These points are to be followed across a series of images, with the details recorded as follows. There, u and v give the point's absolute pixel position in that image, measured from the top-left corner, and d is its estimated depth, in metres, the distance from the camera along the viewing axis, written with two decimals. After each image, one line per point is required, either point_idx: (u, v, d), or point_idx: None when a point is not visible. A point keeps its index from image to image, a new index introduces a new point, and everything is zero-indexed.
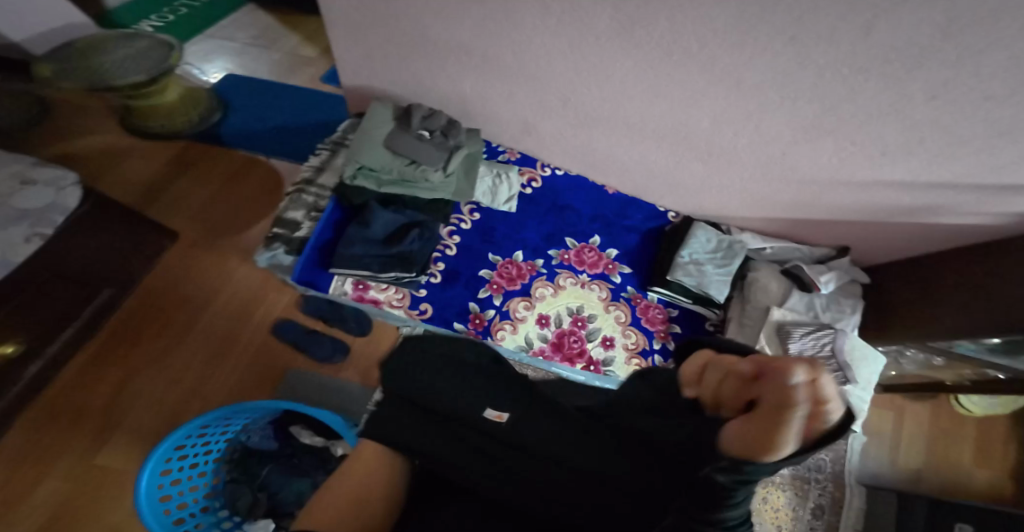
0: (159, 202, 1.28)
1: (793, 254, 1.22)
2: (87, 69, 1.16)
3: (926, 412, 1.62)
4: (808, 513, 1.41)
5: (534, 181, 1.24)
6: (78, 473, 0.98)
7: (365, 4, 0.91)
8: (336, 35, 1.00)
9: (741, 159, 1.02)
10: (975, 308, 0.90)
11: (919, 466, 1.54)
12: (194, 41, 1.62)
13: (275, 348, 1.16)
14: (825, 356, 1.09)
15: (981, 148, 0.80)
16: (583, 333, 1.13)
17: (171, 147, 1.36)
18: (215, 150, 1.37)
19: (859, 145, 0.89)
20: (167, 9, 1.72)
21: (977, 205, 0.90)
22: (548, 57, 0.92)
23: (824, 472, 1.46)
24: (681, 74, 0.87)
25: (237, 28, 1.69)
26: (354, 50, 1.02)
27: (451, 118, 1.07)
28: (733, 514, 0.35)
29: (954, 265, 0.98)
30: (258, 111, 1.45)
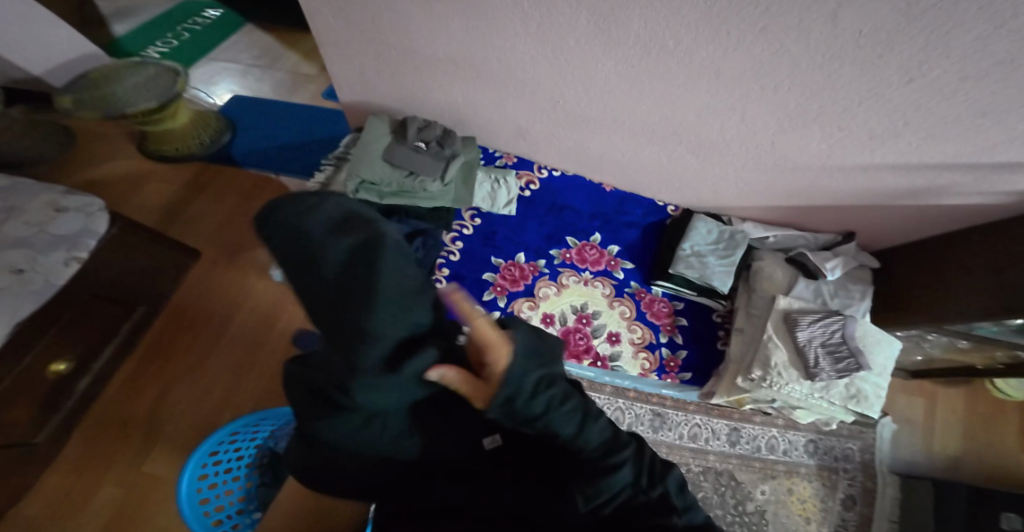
0: (180, 221, 1.36)
1: (797, 242, 1.22)
2: (103, 99, 1.24)
3: (959, 397, 1.56)
4: (838, 505, 1.38)
5: (532, 184, 1.28)
6: (128, 480, 1.07)
7: (353, 25, 0.95)
8: (329, 55, 1.04)
9: (732, 150, 1.02)
10: (985, 290, 0.89)
11: (956, 452, 1.49)
12: (200, 66, 1.71)
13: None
14: (836, 343, 1.08)
15: (968, 129, 0.80)
16: (588, 330, 1.16)
17: (187, 168, 1.44)
18: (228, 170, 1.45)
19: (846, 131, 0.88)
20: (171, 34, 1.80)
21: (976, 185, 0.89)
22: (532, 62, 0.95)
23: (852, 462, 1.43)
24: (661, 70, 0.88)
25: (239, 51, 1.77)
26: (347, 69, 1.07)
27: (446, 128, 1.11)
28: (597, 454, 0.53)
29: (965, 245, 0.96)
30: (266, 130, 1.53)
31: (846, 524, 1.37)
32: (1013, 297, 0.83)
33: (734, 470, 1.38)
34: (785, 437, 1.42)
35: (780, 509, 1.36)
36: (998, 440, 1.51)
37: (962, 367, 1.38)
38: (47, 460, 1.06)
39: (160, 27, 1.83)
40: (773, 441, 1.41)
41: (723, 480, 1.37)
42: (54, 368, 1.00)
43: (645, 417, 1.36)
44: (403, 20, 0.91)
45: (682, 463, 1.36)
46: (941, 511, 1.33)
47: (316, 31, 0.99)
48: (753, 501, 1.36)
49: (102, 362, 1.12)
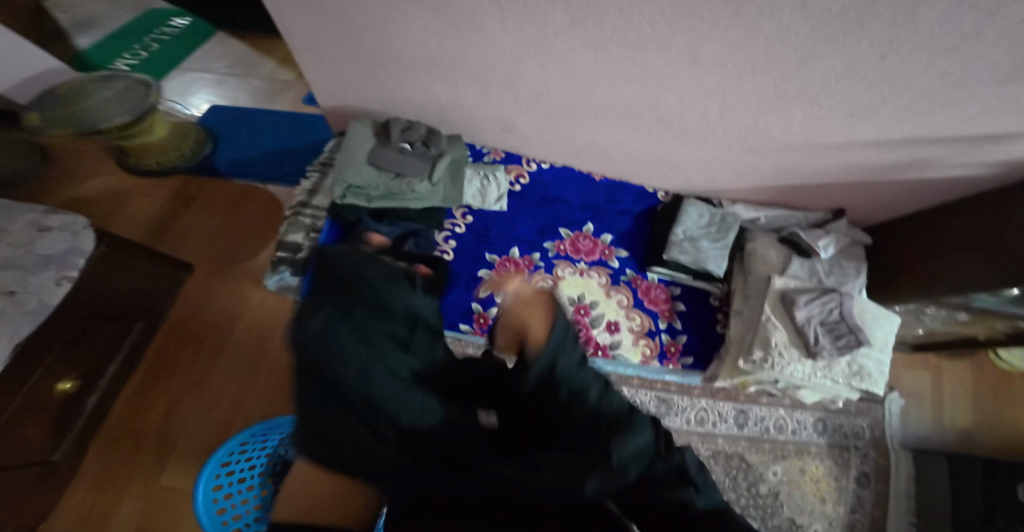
0: (171, 236, 1.37)
1: (789, 222, 1.21)
2: (74, 112, 1.21)
3: (965, 370, 1.54)
4: (852, 482, 1.38)
5: (522, 177, 1.28)
6: (149, 494, 1.10)
7: (326, 28, 0.94)
8: (304, 61, 1.03)
9: (716, 134, 1.01)
10: (977, 261, 0.89)
11: (967, 426, 1.48)
12: (174, 76, 1.70)
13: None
14: (835, 321, 1.07)
15: (945, 102, 0.79)
16: (587, 321, 1.16)
17: (173, 182, 1.45)
18: (215, 182, 1.46)
19: (827, 109, 0.87)
20: (138, 45, 1.78)
21: (958, 156, 0.90)
22: (512, 56, 0.94)
23: (863, 439, 1.42)
24: (640, 57, 0.87)
25: (213, 58, 1.75)
26: (323, 73, 1.06)
27: (430, 127, 1.10)
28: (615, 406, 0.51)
29: (962, 216, 0.95)
30: (248, 139, 1.52)
31: (862, 501, 1.36)
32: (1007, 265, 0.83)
33: (744, 452, 1.37)
34: (794, 417, 1.41)
35: (794, 490, 1.35)
36: (1010, 412, 1.50)
37: (965, 339, 1.37)
38: (67, 477, 1.09)
39: (128, 38, 1.81)
40: (781, 422, 1.40)
41: (733, 462, 1.36)
42: (60, 387, 1.00)
43: (650, 404, 1.36)
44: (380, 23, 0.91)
45: (692, 448, 1.35)
46: (954, 483, 1.33)
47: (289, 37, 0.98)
48: (765, 483, 1.35)
49: (107, 379, 1.13)
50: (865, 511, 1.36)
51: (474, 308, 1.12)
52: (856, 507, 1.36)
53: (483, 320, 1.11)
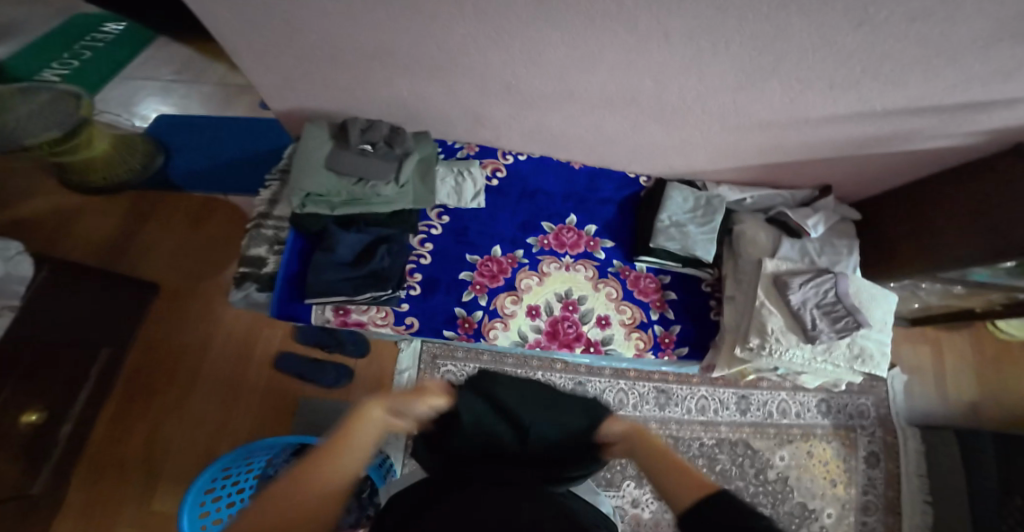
0: (127, 256, 1.26)
1: (775, 201, 1.17)
2: None
3: (965, 341, 1.50)
4: (862, 463, 1.34)
5: (499, 171, 1.22)
6: (139, 523, 1.07)
7: (259, 28, 0.84)
8: (244, 64, 0.94)
9: (695, 114, 0.97)
10: (976, 235, 0.86)
11: (972, 398, 1.45)
12: (113, 85, 1.43)
13: (281, 382, 1.23)
14: (831, 304, 1.04)
15: (925, 70, 0.75)
16: (576, 317, 1.13)
17: (118, 202, 1.31)
18: (167, 195, 1.33)
19: (806, 82, 0.82)
20: (67, 53, 1.46)
21: (944, 126, 0.86)
22: (474, 44, 0.87)
23: (869, 417, 1.38)
24: (608, 36, 0.81)
25: (156, 65, 1.47)
26: (269, 76, 0.97)
27: (393, 125, 1.04)
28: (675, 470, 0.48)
29: (957, 188, 0.91)
30: (204, 148, 1.36)
31: (873, 482, 1.33)
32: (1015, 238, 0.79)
33: (749, 438, 1.32)
34: (796, 399, 1.37)
35: (804, 474, 1.31)
36: (1011, 380, 1.47)
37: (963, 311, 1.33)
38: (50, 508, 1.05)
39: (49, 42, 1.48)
40: (783, 404, 1.36)
41: (739, 449, 1.31)
42: (26, 419, 0.94)
43: (649, 395, 1.32)
44: (322, 27, 0.83)
45: (694, 436, 1.30)
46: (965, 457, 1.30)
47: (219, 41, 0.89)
48: (773, 469, 1.31)
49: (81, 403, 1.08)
50: (877, 492, 1.33)
51: (457, 313, 1.08)
52: (868, 488, 1.33)
53: (468, 324, 1.08)
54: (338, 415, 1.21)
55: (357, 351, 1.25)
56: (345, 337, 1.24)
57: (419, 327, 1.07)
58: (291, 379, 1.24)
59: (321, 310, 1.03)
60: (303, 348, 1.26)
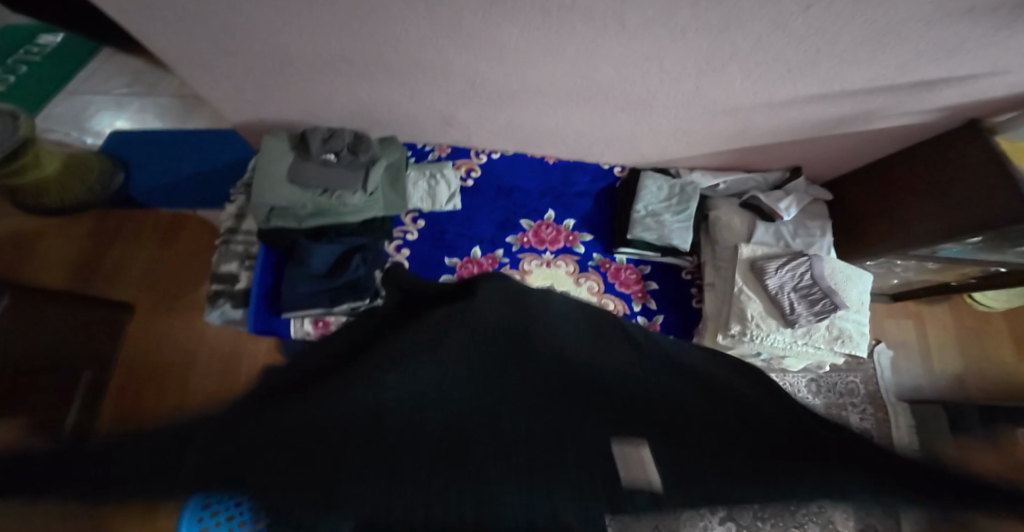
0: (96, 275, 1.23)
1: (748, 185, 1.17)
2: None
3: (947, 314, 1.53)
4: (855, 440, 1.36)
5: (473, 171, 1.21)
6: None
7: (204, 40, 0.81)
8: (195, 78, 0.92)
9: (660, 102, 0.96)
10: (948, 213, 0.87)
11: (955, 370, 1.46)
12: (55, 104, 1.30)
13: None
14: (807, 286, 1.05)
15: (877, 50, 0.74)
16: None
17: (82, 220, 1.27)
18: (134, 214, 1.30)
19: (765, 65, 0.81)
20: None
21: (902, 104, 0.87)
22: (432, 45, 0.84)
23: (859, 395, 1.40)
24: (567, 28, 0.79)
25: (107, 75, 1.34)
26: (225, 89, 0.95)
27: (356, 132, 1.02)
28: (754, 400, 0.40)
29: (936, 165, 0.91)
30: (160, 165, 1.27)
31: None
32: (985, 214, 0.81)
33: None
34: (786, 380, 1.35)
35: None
36: (992, 351, 1.52)
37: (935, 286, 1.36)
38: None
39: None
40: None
41: None
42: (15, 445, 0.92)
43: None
44: (276, 38, 0.81)
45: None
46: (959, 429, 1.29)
47: (168, 57, 0.87)
48: None
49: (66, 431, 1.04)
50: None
51: None
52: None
53: None
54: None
55: None
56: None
57: None
58: None
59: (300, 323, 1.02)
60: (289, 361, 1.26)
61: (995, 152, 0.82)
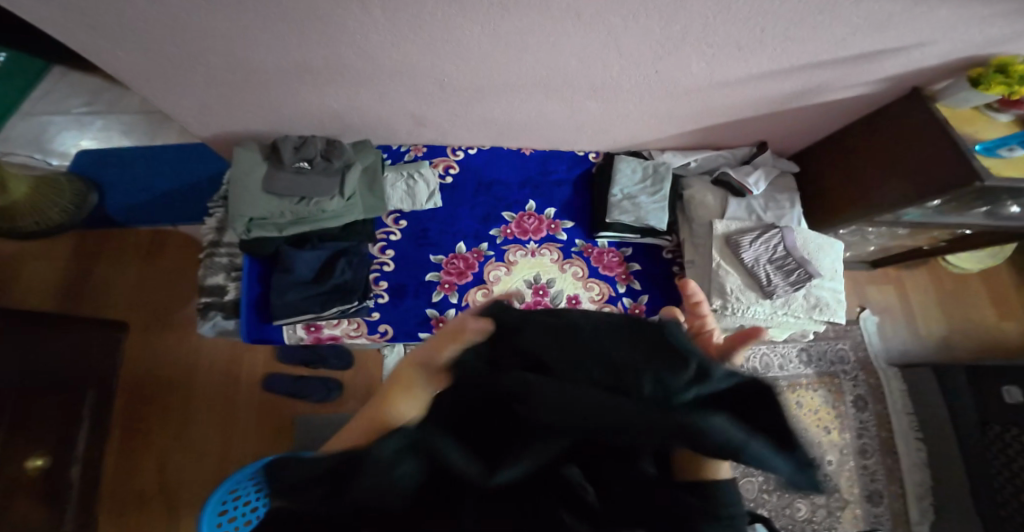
0: (86, 298, 1.24)
1: (718, 162, 1.21)
2: None
3: (924, 277, 1.75)
4: (852, 407, 1.55)
5: (451, 168, 1.23)
6: None
7: (153, 55, 0.81)
8: (155, 94, 0.92)
9: (624, 87, 0.98)
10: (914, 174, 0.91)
11: (938, 332, 1.70)
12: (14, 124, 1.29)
13: (274, 401, 1.27)
14: (780, 257, 1.10)
15: (818, 24, 0.76)
16: (547, 300, 1.16)
17: (63, 243, 1.26)
18: (114, 233, 1.29)
19: (716, 46, 0.83)
20: None
21: (852, 73, 0.89)
22: (395, 49, 0.86)
23: (848, 362, 1.59)
24: (526, 23, 0.81)
25: (63, 95, 1.34)
26: (187, 104, 0.95)
27: (328, 138, 1.04)
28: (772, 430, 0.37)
29: (897, 132, 0.95)
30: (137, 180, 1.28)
31: (865, 424, 1.54)
32: (943, 179, 0.86)
33: None
34: (776, 351, 1.55)
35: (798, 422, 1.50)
36: (964, 310, 1.73)
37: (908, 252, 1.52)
38: None
39: None
40: (766, 358, 1.54)
41: None
42: (33, 465, 0.94)
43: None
44: (239, 53, 0.82)
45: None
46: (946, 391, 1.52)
47: (122, 74, 0.87)
48: None
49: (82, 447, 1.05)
50: (871, 434, 1.53)
51: (429, 315, 1.10)
52: (863, 431, 1.53)
53: (442, 324, 1.10)
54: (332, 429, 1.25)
55: (342, 363, 1.29)
56: (327, 353, 1.26)
57: (394, 333, 1.10)
58: (283, 397, 1.27)
59: (293, 329, 1.06)
60: (289, 367, 1.29)
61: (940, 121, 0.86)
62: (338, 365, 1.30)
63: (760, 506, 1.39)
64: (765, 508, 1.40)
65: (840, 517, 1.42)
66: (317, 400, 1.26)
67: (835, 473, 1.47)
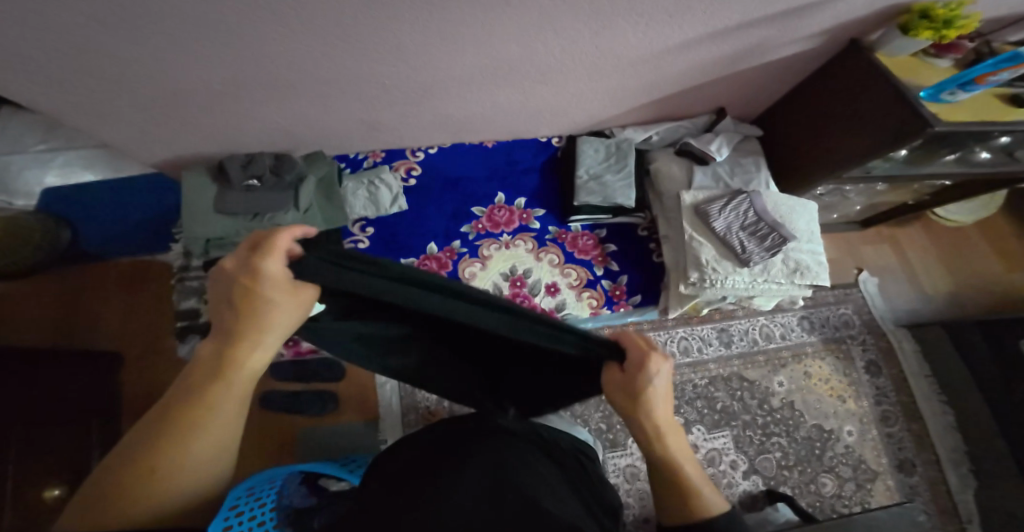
0: (74, 332, 1.25)
1: (680, 133, 1.20)
2: None
3: (921, 233, 1.69)
4: (865, 374, 1.50)
5: (414, 169, 1.22)
6: None
7: (90, 89, 0.82)
8: (102, 127, 0.93)
9: (571, 67, 0.96)
10: (878, 123, 0.91)
11: (944, 287, 1.64)
12: None
13: (273, 419, 1.26)
14: (753, 223, 1.08)
15: None
16: (526, 291, 1.14)
17: (48, 280, 1.28)
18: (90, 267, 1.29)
19: (648, 14, 0.82)
20: None
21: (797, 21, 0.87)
22: (327, 56, 0.84)
23: (854, 326, 1.55)
24: (453, 15, 0.78)
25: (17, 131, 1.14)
26: (131, 132, 0.96)
27: (278, 153, 1.05)
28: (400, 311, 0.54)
29: (864, 86, 0.94)
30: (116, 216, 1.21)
31: (882, 390, 1.49)
32: (900, 128, 0.87)
33: (740, 371, 1.45)
34: (776, 322, 1.51)
35: (810, 393, 1.45)
36: (967, 261, 1.68)
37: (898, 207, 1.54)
38: None
39: None
40: (767, 329, 1.50)
41: (734, 384, 1.44)
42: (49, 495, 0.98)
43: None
44: (186, 80, 0.84)
45: (685, 380, 1.42)
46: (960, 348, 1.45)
47: (64, 112, 0.88)
48: (776, 396, 1.44)
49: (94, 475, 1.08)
50: (890, 400, 1.48)
51: None
52: (882, 398, 1.48)
53: None
54: (334, 440, 1.26)
55: (332, 375, 1.29)
56: (317, 367, 1.27)
57: None
58: (280, 414, 1.27)
59: None
60: (282, 384, 1.29)
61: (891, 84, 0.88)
62: (330, 378, 1.30)
63: (782, 484, 1.35)
64: (788, 485, 1.36)
65: (871, 490, 1.38)
66: (313, 414, 1.26)
67: (859, 444, 1.42)
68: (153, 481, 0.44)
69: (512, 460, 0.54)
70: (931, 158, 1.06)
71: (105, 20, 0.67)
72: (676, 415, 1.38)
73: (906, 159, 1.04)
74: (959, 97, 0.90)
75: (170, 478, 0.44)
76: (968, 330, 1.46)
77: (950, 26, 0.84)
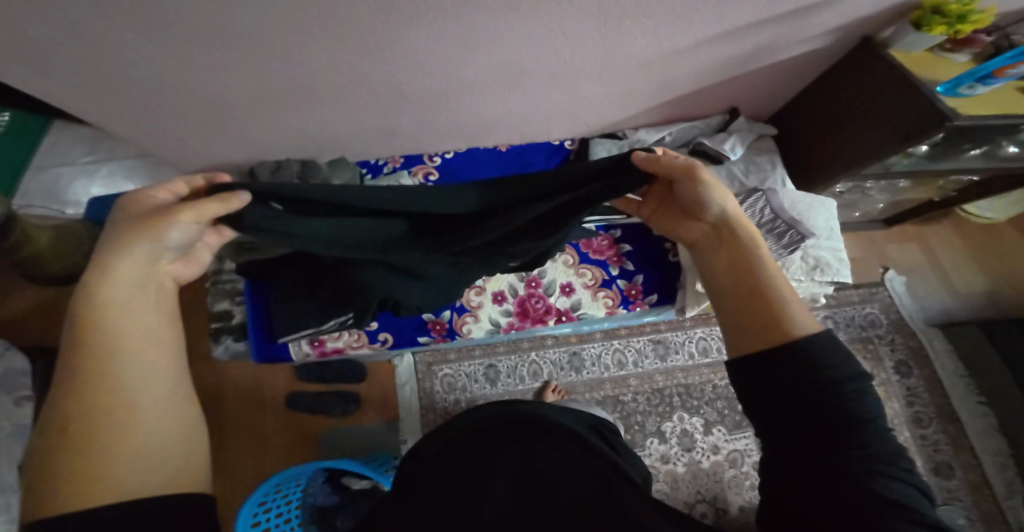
0: None
1: (693, 133, 1.20)
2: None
3: (948, 229, 1.64)
4: (894, 373, 1.45)
5: (431, 174, 1.24)
6: None
7: (132, 99, 0.88)
8: (141, 136, 1.00)
9: (582, 70, 0.98)
10: (897, 118, 0.91)
11: (975, 284, 1.58)
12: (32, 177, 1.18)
13: (299, 419, 1.30)
14: (770, 221, 1.06)
15: None
16: (541, 292, 1.16)
17: None
18: None
19: (655, 17, 0.84)
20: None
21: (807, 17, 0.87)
22: (349, 66, 0.88)
23: (882, 325, 1.51)
24: (468, 21, 0.81)
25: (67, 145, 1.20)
26: (166, 141, 1.03)
27: (303, 160, 1.10)
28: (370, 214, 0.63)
29: (880, 82, 0.94)
30: None
31: (913, 390, 1.44)
32: (920, 120, 0.86)
33: None
34: None
35: None
36: (999, 257, 1.62)
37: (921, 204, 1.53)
38: None
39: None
40: None
41: None
42: None
43: (646, 348, 1.42)
44: (218, 92, 0.90)
45: (705, 381, 1.41)
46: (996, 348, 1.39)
47: (109, 124, 0.94)
48: None
49: None
50: (923, 400, 1.43)
51: (427, 318, 1.13)
52: (913, 399, 1.43)
53: (440, 326, 1.14)
54: (358, 438, 1.29)
55: (355, 376, 1.32)
56: (340, 367, 1.30)
57: (394, 340, 1.13)
58: (307, 415, 1.31)
59: (299, 345, 1.10)
60: (307, 384, 1.33)
61: (909, 78, 0.88)
62: (352, 379, 1.34)
63: None
64: None
65: None
66: (336, 414, 1.29)
67: None
68: (127, 463, 0.35)
69: (533, 443, 0.54)
70: (953, 153, 1.04)
71: (150, 35, 0.73)
72: (696, 416, 1.37)
73: (927, 155, 1.03)
74: (978, 91, 0.89)
75: (135, 454, 0.36)
76: (1005, 331, 1.41)
77: (964, 21, 0.84)
